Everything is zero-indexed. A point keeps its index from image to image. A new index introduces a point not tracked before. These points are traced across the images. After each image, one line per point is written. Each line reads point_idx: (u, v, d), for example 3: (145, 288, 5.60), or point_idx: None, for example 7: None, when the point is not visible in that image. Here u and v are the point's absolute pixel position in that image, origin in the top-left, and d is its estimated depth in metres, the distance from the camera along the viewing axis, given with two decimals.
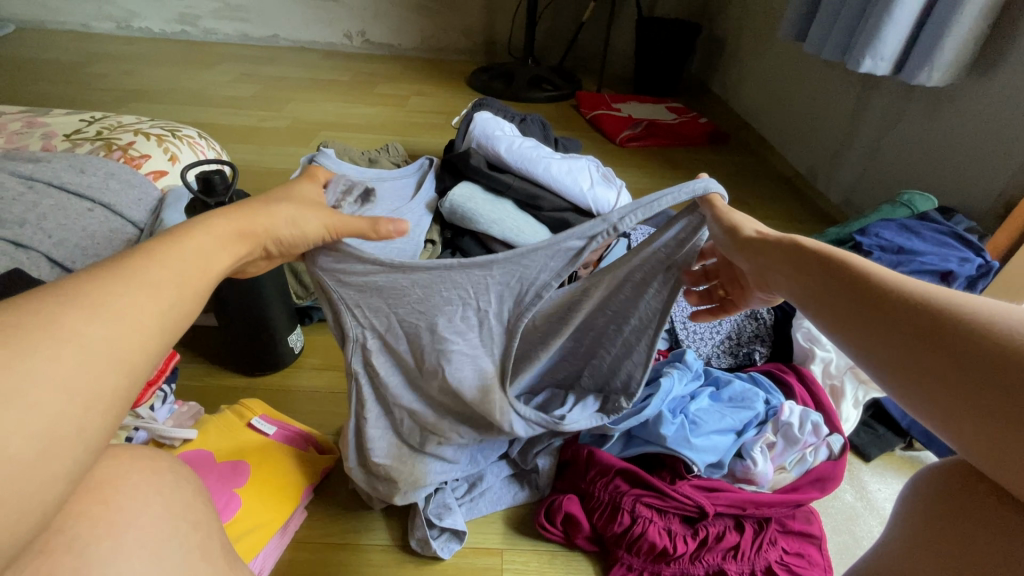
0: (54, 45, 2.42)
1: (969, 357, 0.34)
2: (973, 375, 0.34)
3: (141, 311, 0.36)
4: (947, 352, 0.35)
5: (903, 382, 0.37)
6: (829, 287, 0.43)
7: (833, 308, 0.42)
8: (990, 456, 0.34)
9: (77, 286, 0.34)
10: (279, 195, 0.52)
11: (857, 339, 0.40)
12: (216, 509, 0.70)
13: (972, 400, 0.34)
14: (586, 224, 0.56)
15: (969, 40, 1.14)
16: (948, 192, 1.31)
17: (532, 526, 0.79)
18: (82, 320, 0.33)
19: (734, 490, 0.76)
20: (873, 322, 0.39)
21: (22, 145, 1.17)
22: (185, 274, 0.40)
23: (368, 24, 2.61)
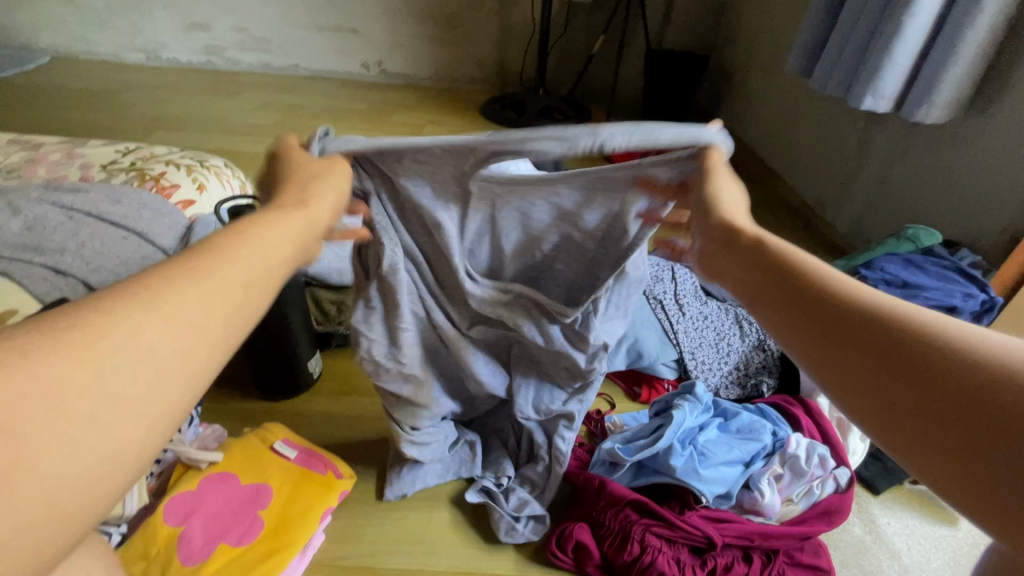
0: (88, 75, 2.54)
1: (956, 382, 0.32)
2: (960, 405, 0.31)
3: (206, 315, 0.34)
4: (899, 353, 0.34)
5: (875, 408, 0.35)
6: (785, 283, 0.43)
7: (789, 306, 0.42)
8: (960, 495, 0.31)
9: (147, 285, 0.33)
10: (318, 172, 0.51)
11: (815, 345, 0.39)
12: (238, 533, 0.73)
13: (956, 430, 0.31)
14: (572, 128, 0.52)
15: (967, 80, 1.18)
16: (955, 225, 1.33)
17: (543, 553, 0.80)
18: (146, 324, 0.31)
19: (742, 521, 0.78)
20: (830, 326, 0.38)
21: (61, 175, 1.24)
22: (251, 271, 0.38)
23: (386, 55, 2.71)
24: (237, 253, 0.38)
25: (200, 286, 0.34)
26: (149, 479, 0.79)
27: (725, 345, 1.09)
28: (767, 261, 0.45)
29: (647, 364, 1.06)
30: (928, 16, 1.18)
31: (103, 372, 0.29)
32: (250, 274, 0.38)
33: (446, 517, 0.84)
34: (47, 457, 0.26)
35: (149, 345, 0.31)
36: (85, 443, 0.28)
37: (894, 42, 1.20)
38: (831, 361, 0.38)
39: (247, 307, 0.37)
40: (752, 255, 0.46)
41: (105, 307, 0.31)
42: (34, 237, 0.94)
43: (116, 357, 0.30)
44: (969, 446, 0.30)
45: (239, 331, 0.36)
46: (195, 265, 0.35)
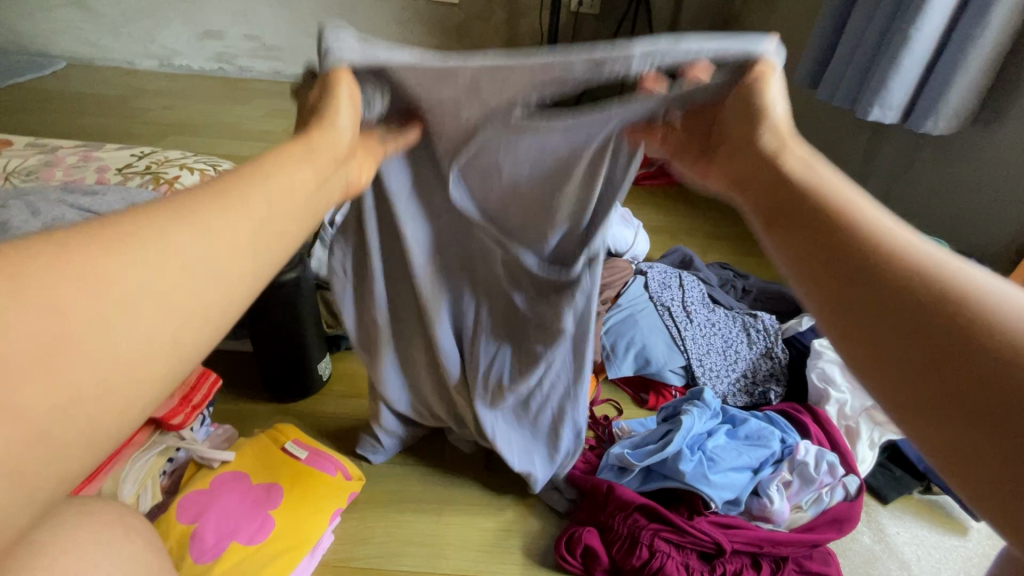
0: (102, 81, 2.58)
1: (958, 343, 0.29)
2: (963, 369, 0.29)
3: (233, 227, 0.36)
4: (930, 326, 0.31)
5: (871, 360, 0.33)
6: (826, 232, 0.38)
7: (824, 257, 0.37)
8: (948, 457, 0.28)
9: (179, 203, 0.35)
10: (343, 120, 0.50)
11: (831, 287, 0.36)
12: (250, 531, 0.74)
13: (953, 395, 0.29)
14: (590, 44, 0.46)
15: (974, 91, 1.19)
16: (962, 235, 1.33)
17: (552, 557, 0.81)
18: (179, 236, 0.33)
19: (751, 528, 0.79)
20: (850, 270, 0.36)
21: (78, 178, 1.26)
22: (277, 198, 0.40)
23: None
24: (256, 183, 0.39)
25: (230, 206, 0.37)
26: (161, 477, 0.79)
27: (733, 353, 1.09)
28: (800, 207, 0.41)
29: (655, 370, 1.06)
30: (935, 28, 1.19)
31: (134, 271, 0.31)
32: (274, 201, 0.39)
33: (452, 519, 0.84)
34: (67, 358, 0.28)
35: (181, 253, 0.33)
36: (118, 333, 0.29)
37: (902, 54, 1.21)
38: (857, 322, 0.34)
39: (282, 235, 0.39)
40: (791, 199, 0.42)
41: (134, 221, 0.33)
42: None
43: (145, 258, 0.31)
44: (987, 417, 0.27)
45: (266, 249, 0.38)
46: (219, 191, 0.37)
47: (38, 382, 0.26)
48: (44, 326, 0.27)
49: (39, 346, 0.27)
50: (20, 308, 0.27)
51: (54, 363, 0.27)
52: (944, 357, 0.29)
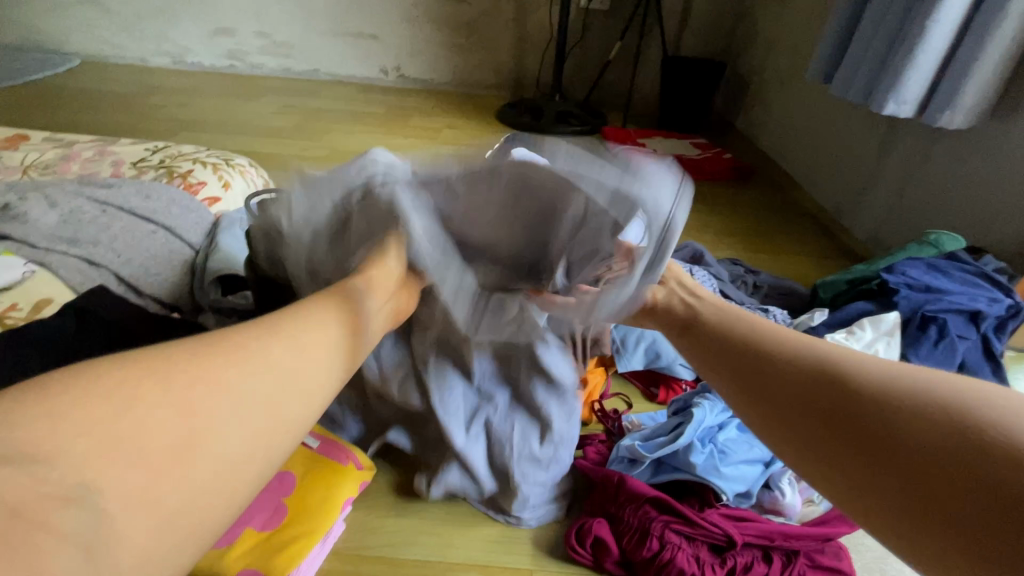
0: (115, 78, 2.61)
1: (916, 449, 0.41)
2: (920, 462, 0.41)
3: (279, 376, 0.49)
4: (876, 439, 0.44)
5: (837, 475, 0.46)
6: (758, 367, 0.55)
7: (786, 416, 0.50)
8: (926, 525, 0.39)
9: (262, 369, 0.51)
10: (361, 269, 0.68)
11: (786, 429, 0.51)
12: (262, 518, 0.74)
13: (909, 478, 0.41)
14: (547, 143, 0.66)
15: (992, 85, 1.18)
16: (977, 231, 1.32)
17: (562, 548, 0.81)
18: (257, 355, 0.45)
19: (762, 521, 0.78)
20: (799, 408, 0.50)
21: (94, 171, 1.27)
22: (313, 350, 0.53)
23: (404, 60, 2.75)
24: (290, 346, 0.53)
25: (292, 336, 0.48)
26: None
27: None
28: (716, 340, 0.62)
29: (665, 364, 1.06)
30: (952, 21, 1.17)
31: (240, 385, 0.42)
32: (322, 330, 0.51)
33: (463, 510, 0.85)
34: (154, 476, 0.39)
35: (264, 377, 0.44)
36: (223, 438, 0.40)
37: (918, 47, 1.20)
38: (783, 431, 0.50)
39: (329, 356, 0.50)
40: (688, 321, 0.66)
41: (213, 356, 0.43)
42: (69, 229, 0.96)
43: (239, 373, 0.43)
44: (944, 486, 0.39)
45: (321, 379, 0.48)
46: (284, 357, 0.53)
47: (172, 474, 0.36)
48: (147, 429, 0.37)
49: (153, 453, 0.36)
50: (161, 411, 0.38)
51: (193, 454, 0.38)
52: (861, 446, 0.44)
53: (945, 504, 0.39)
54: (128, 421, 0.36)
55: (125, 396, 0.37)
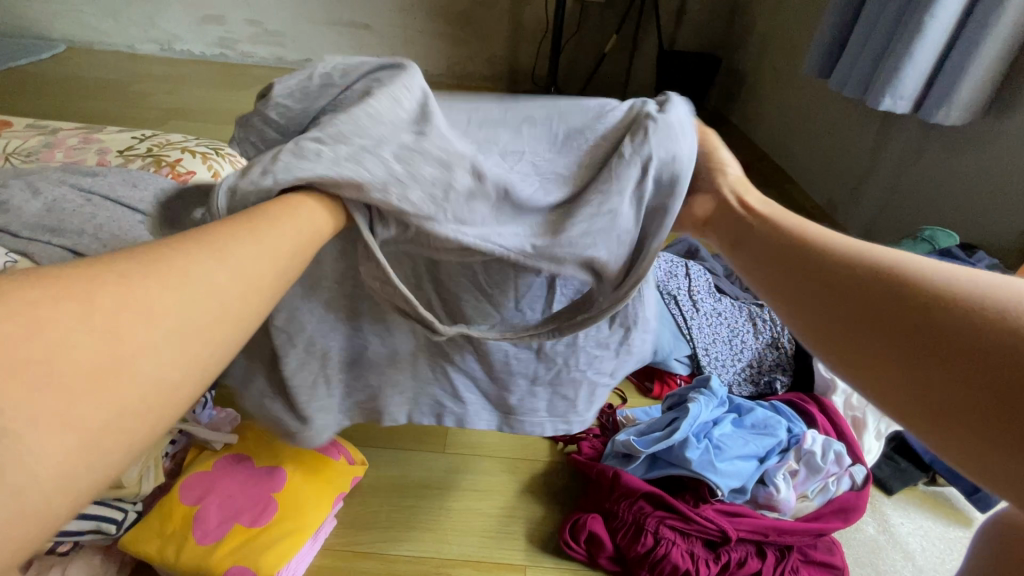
0: (102, 65, 2.55)
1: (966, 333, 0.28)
2: (971, 356, 0.28)
3: (270, 258, 0.31)
4: (927, 326, 0.30)
5: (858, 370, 0.33)
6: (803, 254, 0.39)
7: (831, 298, 0.35)
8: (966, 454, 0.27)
9: (216, 224, 0.31)
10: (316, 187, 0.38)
11: (825, 323, 0.35)
12: (253, 514, 0.73)
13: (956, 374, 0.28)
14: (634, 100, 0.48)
15: (987, 81, 1.18)
16: (970, 228, 1.33)
17: (556, 544, 0.80)
18: (203, 266, 0.28)
19: (757, 516, 0.78)
20: (841, 284, 0.35)
21: (79, 159, 1.24)
22: (308, 233, 0.35)
23: (398, 50, 2.71)
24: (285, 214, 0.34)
25: (234, 233, 0.30)
26: (165, 460, 0.78)
27: (739, 342, 1.08)
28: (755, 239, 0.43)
29: (660, 359, 1.05)
30: (950, 16, 1.17)
31: (183, 290, 0.26)
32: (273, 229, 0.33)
33: (458, 505, 0.84)
34: (146, 354, 0.24)
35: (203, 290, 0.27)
36: (170, 349, 0.25)
37: (916, 43, 1.19)
38: (851, 352, 0.33)
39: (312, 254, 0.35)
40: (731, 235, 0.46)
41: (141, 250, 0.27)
42: (52, 218, 0.91)
43: (190, 284, 0.26)
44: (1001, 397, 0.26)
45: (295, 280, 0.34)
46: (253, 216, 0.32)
47: (91, 401, 0.22)
48: (78, 339, 0.22)
49: (69, 375, 0.21)
50: (84, 329, 0.22)
51: (120, 380, 0.23)
52: (936, 347, 0.29)
53: (979, 440, 0.27)
54: (39, 338, 0.21)
55: (40, 312, 0.22)
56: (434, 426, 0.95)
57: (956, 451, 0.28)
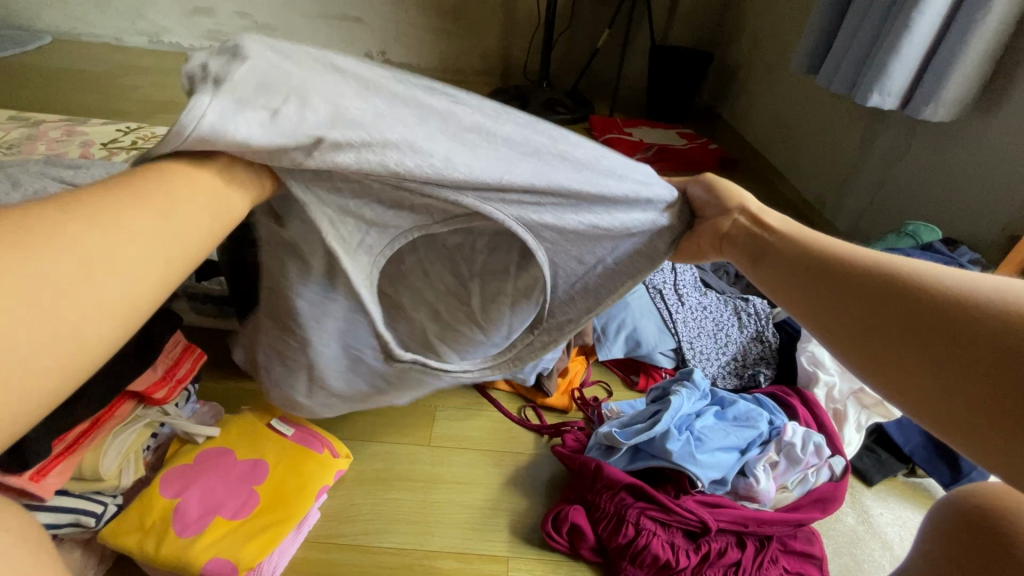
0: (88, 57, 2.51)
1: (982, 342, 0.38)
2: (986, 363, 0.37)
3: (149, 232, 0.37)
4: (950, 335, 0.39)
5: (889, 371, 0.42)
6: (822, 265, 0.50)
7: (868, 311, 0.45)
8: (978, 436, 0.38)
9: (93, 200, 0.37)
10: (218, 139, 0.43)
11: (859, 332, 0.45)
12: (235, 506, 0.73)
13: (976, 379, 0.38)
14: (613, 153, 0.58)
15: (974, 78, 1.18)
16: (955, 223, 1.33)
17: (539, 536, 0.81)
18: (82, 231, 0.34)
19: (737, 506, 0.79)
20: (876, 295, 0.45)
21: (61, 151, 1.22)
22: (187, 208, 0.40)
23: (389, 44, 2.69)
24: (161, 189, 0.40)
25: (126, 203, 0.38)
26: (145, 454, 0.77)
27: (723, 336, 1.09)
28: (795, 256, 0.53)
29: (645, 352, 1.05)
30: (937, 13, 1.17)
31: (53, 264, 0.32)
32: (173, 195, 0.40)
33: (442, 498, 0.84)
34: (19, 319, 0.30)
35: (100, 247, 0.35)
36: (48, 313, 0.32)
37: (903, 39, 1.19)
38: (887, 358, 0.43)
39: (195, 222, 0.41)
40: (760, 249, 0.56)
41: (38, 216, 0.34)
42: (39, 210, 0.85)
43: (65, 259, 0.33)
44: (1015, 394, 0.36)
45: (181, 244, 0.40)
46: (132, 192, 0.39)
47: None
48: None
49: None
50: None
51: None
52: (954, 353, 0.39)
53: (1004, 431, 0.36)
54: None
55: None
56: (418, 421, 0.95)
57: (976, 442, 0.38)
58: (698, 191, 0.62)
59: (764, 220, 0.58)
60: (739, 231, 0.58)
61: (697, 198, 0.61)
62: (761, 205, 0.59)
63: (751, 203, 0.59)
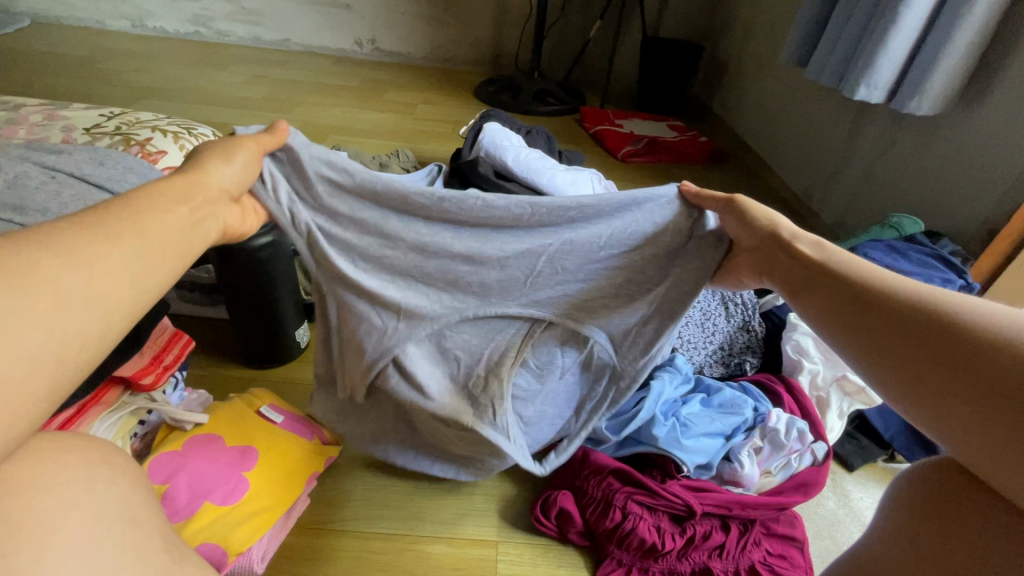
0: (69, 41, 2.45)
1: (988, 384, 0.36)
2: (1004, 410, 0.35)
3: (123, 280, 0.40)
4: (979, 384, 0.36)
5: (916, 411, 0.40)
6: (854, 297, 0.46)
7: (890, 362, 0.42)
8: (1008, 473, 0.36)
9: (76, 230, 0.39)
10: (187, 189, 0.48)
11: (885, 382, 0.42)
12: (225, 490, 0.73)
13: (995, 420, 0.36)
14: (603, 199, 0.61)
15: (958, 72, 1.20)
16: (937, 216, 1.36)
17: (527, 520, 0.82)
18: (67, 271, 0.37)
19: (721, 491, 0.80)
20: (886, 339, 0.42)
21: (42, 136, 1.19)
22: (158, 250, 0.43)
23: (379, 32, 2.65)
24: (134, 222, 0.43)
25: (108, 243, 0.40)
26: (132, 440, 0.77)
27: (711, 325, 1.10)
28: (819, 283, 0.50)
29: None
30: (925, 7, 1.18)
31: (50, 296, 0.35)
32: (153, 236, 0.43)
33: (431, 484, 0.85)
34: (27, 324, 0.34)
35: (83, 288, 0.37)
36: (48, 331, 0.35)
37: (890, 33, 1.20)
38: (935, 409, 0.39)
39: (158, 265, 0.43)
40: (794, 282, 0.52)
41: (26, 255, 0.36)
42: (11, 194, 0.73)
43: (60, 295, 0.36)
44: None
45: (145, 292, 0.42)
46: (112, 224, 0.41)
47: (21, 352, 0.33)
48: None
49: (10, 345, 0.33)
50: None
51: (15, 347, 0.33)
52: (971, 404, 0.37)
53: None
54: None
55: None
56: None
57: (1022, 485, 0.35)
58: (731, 221, 0.60)
59: (796, 245, 0.53)
60: (756, 256, 0.58)
61: (728, 228, 0.60)
62: (793, 227, 0.55)
63: (784, 227, 0.55)
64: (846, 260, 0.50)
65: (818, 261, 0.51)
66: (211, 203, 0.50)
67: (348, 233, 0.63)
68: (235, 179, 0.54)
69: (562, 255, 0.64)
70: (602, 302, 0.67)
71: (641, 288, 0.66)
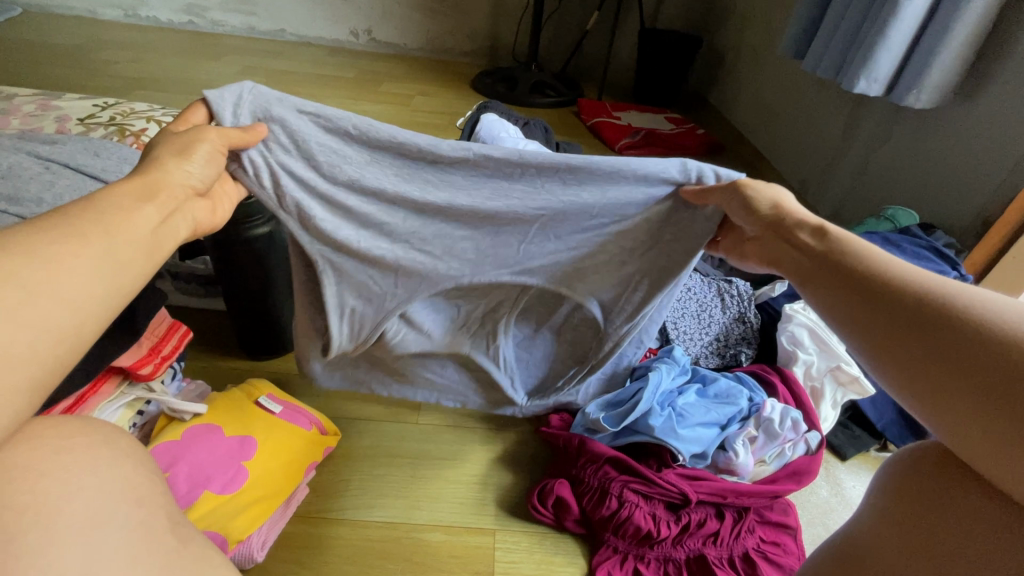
0: (62, 31, 2.42)
1: (990, 363, 0.36)
2: (984, 382, 0.36)
3: (91, 278, 0.39)
4: (968, 362, 0.37)
5: (899, 378, 0.42)
6: (859, 280, 0.47)
7: (886, 331, 0.43)
8: (967, 439, 0.37)
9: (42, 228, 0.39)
10: (148, 186, 0.47)
11: (877, 351, 0.44)
12: (225, 479, 0.73)
13: (971, 392, 0.37)
14: (605, 163, 0.60)
15: (956, 65, 1.20)
16: (932, 208, 1.37)
17: (524, 508, 0.83)
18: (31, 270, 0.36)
19: (716, 479, 0.81)
20: (892, 314, 0.43)
21: (36, 127, 1.18)
22: (126, 246, 0.42)
23: (376, 23, 2.63)
24: (96, 220, 0.42)
25: (70, 241, 0.39)
26: (131, 429, 0.77)
27: (707, 317, 1.11)
28: (829, 264, 0.51)
29: None
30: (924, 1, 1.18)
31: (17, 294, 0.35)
32: (115, 233, 0.42)
33: (428, 472, 0.86)
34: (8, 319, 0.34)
35: (39, 284, 0.36)
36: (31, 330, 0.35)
37: (890, 26, 1.20)
38: (921, 381, 0.40)
39: (128, 261, 0.42)
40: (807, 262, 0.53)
41: None
42: (5, 184, 0.72)
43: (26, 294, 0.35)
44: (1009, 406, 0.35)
45: (113, 290, 0.41)
46: (75, 223, 0.40)
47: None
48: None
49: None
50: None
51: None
52: (952, 380, 0.38)
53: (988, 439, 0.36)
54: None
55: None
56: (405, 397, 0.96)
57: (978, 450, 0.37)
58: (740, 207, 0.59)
59: (813, 231, 0.54)
60: (767, 239, 0.58)
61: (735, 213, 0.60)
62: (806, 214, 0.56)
63: (797, 214, 0.56)
64: (864, 245, 0.50)
65: (824, 247, 0.52)
66: (178, 202, 0.49)
67: (346, 200, 0.62)
68: (203, 177, 0.52)
69: (552, 220, 0.64)
70: (595, 266, 0.69)
71: (630, 255, 0.67)
